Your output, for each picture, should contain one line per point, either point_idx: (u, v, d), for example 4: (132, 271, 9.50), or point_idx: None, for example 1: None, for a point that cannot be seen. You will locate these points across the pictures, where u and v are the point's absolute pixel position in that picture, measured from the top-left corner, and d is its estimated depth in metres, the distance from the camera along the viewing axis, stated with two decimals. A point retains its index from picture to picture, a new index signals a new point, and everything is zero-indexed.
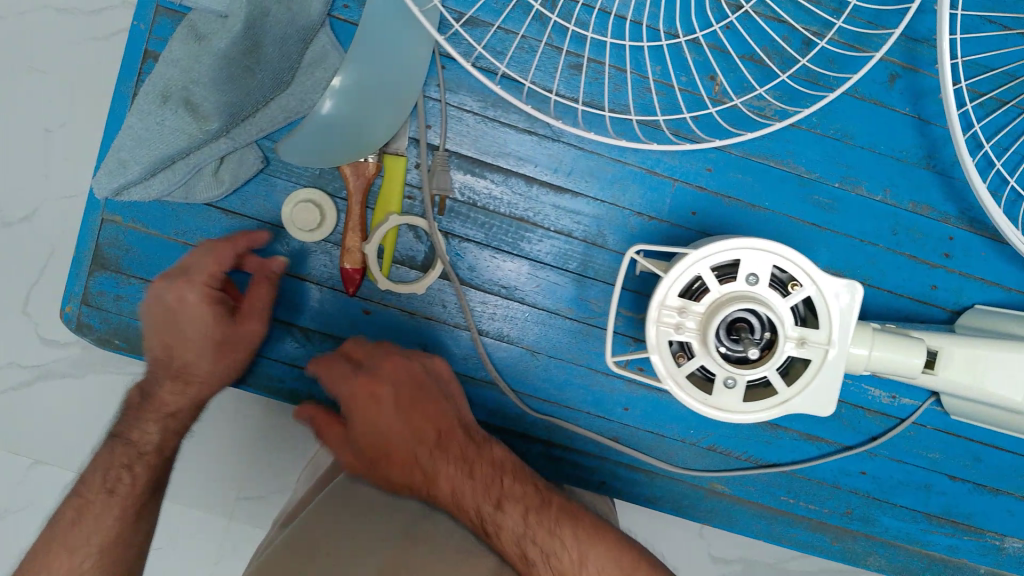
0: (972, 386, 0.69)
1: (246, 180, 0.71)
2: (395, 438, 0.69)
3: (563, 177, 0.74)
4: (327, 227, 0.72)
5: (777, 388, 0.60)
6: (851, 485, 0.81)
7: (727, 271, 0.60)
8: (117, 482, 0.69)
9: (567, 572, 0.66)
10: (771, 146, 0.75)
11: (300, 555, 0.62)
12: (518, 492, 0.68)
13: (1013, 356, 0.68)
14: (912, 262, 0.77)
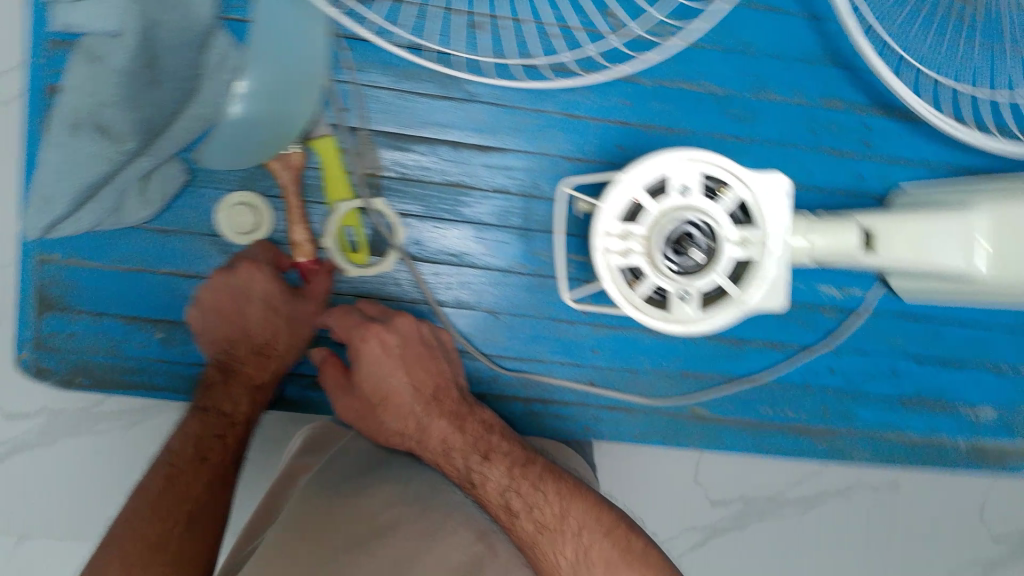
0: (914, 258, 0.71)
1: (176, 194, 0.71)
2: (394, 389, 0.75)
3: (488, 136, 0.75)
4: (265, 227, 0.73)
5: (729, 292, 0.61)
6: (821, 384, 0.83)
7: (661, 190, 0.63)
8: (209, 451, 0.71)
9: (548, 525, 0.69)
10: (680, 69, 0.78)
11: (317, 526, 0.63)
12: (506, 449, 0.72)
13: (949, 221, 0.71)
14: (835, 156, 0.81)
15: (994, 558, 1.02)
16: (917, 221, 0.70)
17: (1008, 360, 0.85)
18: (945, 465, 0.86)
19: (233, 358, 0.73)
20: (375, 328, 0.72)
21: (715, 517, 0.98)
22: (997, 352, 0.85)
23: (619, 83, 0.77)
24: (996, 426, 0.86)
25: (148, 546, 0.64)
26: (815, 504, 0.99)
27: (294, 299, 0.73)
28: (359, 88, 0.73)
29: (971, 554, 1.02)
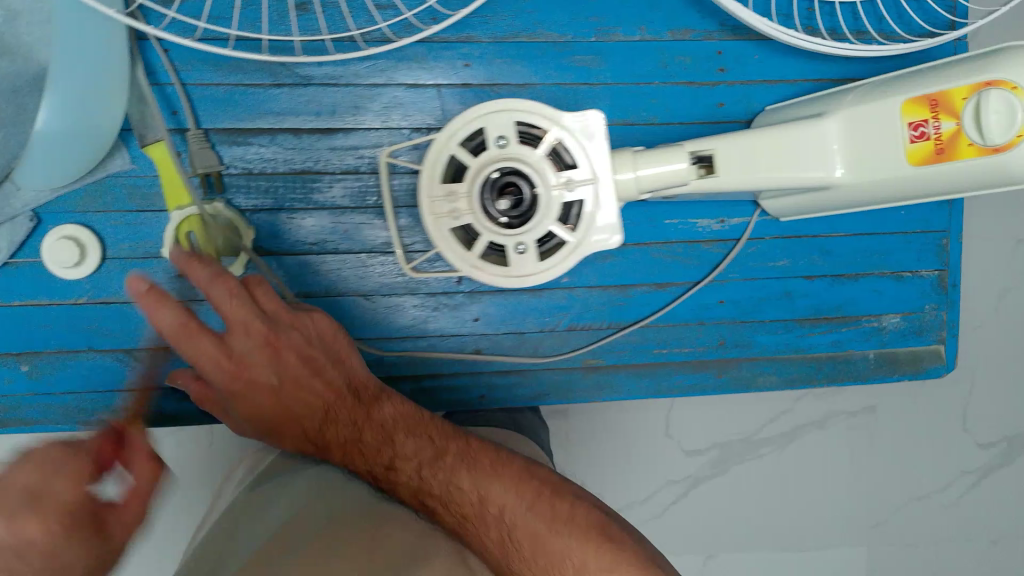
0: (761, 178, 0.67)
1: (26, 240, 0.72)
2: (277, 406, 0.63)
3: (328, 118, 0.74)
4: (91, 262, 0.71)
5: (565, 237, 0.61)
6: (715, 317, 0.82)
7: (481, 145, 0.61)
8: None
9: (468, 513, 0.58)
10: (516, 23, 0.76)
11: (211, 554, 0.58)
12: (412, 447, 0.62)
13: (799, 131, 0.68)
14: (690, 88, 0.78)
15: (982, 465, 1.05)
16: (761, 135, 0.67)
17: (905, 265, 0.84)
18: (854, 379, 0.85)
19: None
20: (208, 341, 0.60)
21: (694, 467, 1.00)
22: (889, 258, 0.83)
23: (454, 44, 0.75)
24: (902, 333, 0.85)
25: None
26: (795, 439, 1.01)
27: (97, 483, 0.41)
28: (185, 88, 0.71)
29: (961, 464, 1.05)
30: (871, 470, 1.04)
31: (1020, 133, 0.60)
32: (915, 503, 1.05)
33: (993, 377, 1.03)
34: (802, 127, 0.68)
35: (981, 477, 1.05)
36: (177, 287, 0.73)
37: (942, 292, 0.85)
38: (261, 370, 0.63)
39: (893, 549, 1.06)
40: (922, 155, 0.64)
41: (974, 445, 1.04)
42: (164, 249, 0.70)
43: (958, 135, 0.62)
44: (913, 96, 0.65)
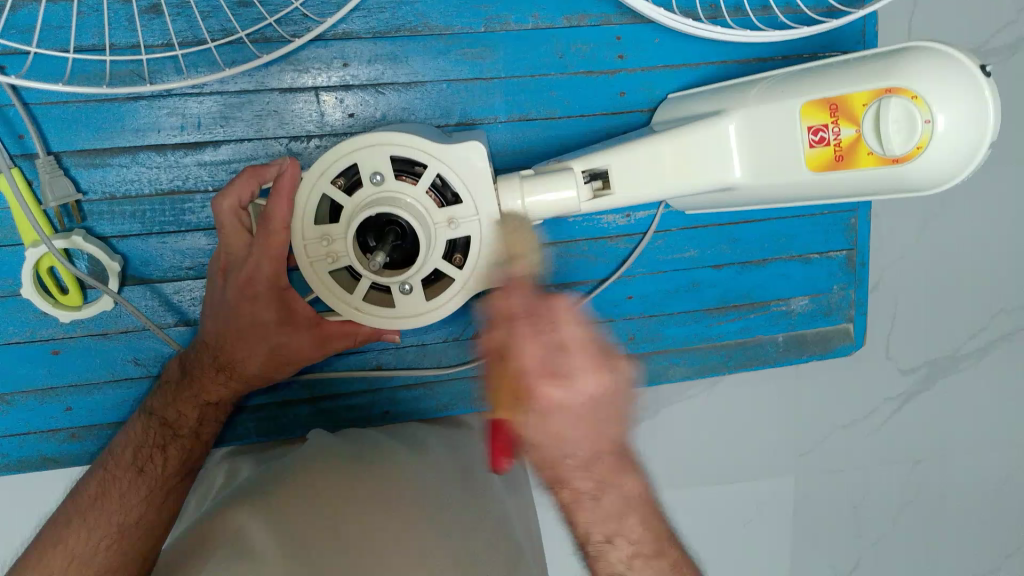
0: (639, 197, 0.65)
1: None
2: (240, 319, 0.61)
3: (194, 131, 0.67)
4: None
5: (451, 275, 0.57)
6: (623, 313, 0.80)
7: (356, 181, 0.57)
8: (147, 462, 0.62)
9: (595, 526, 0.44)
10: (398, 16, 0.69)
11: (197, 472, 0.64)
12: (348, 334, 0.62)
13: (698, 135, 0.64)
14: (589, 78, 0.74)
15: (907, 389, 0.95)
16: (657, 143, 0.64)
17: (813, 247, 0.82)
18: (763, 364, 0.85)
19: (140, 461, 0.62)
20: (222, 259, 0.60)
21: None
22: (796, 240, 0.82)
23: (330, 41, 0.68)
24: (810, 314, 0.85)
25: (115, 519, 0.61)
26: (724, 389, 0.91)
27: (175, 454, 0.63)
28: (27, 109, 0.64)
29: (884, 390, 0.95)
30: (801, 412, 0.93)
31: (919, 143, 0.57)
32: (843, 432, 0.95)
33: (949, 312, 0.94)
34: (702, 129, 0.64)
35: (906, 401, 0.96)
36: (47, 325, 0.69)
37: (850, 271, 0.84)
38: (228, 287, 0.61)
39: (828, 480, 0.95)
40: (822, 160, 0.61)
41: (899, 371, 0.94)
42: (25, 288, 0.65)
43: (858, 142, 0.60)
44: (812, 99, 0.61)
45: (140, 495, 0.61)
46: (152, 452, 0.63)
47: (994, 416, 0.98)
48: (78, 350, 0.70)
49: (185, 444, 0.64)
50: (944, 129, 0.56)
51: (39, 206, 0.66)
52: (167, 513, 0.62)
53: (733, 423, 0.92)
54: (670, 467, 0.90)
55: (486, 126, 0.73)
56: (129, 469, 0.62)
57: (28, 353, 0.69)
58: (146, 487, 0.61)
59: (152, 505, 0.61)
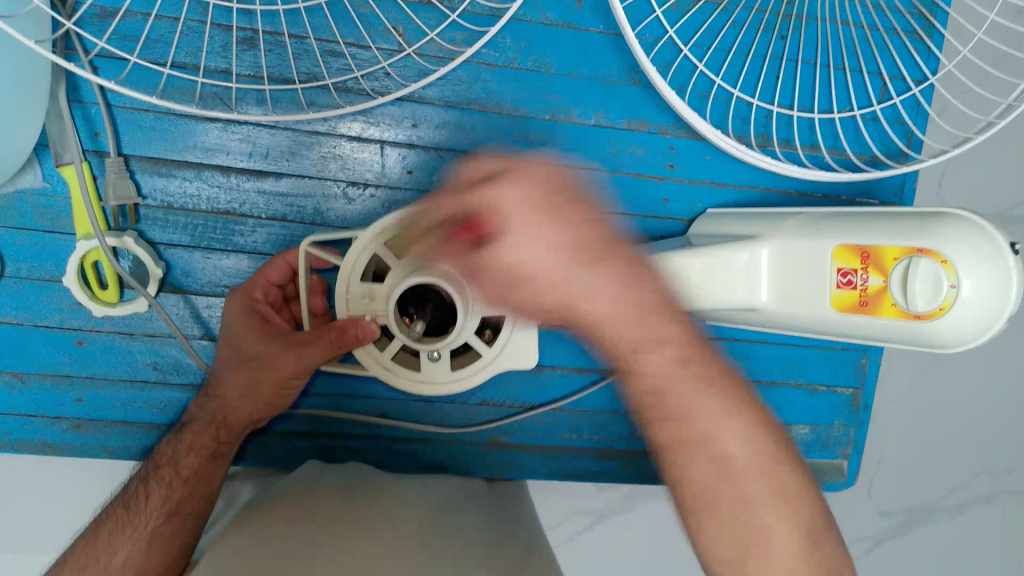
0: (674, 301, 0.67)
1: None
2: (235, 347, 0.64)
3: (260, 160, 0.70)
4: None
5: (480, 350, 0.59)
6: (628, 407, 0.82)
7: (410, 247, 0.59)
8: (133, 499, 0.61)
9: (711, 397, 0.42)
10: (472, 90, 0.73)
11: (189, 515, 0.60)
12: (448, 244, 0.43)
13: (722, 257, 0.68)
14: (638, 179, 0.77)
15: (877, 533, 0.96)
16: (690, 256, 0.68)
17: (822, 379, 0.84)
18: None
19: (129, 501, 0.61)
20: (237, 295, 0.66)
21: (603, 502, 0.86)
22: (807, 369, 0.84)
23: (406, 101, 0.72)
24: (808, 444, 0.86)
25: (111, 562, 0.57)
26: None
27: (161, 490, 0.61)
28: (109, 110, 0.67)
29: (858, 529, 0.96)
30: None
31: (942, 305, 0.59)
32: None
33: (932, 459, 0.95)
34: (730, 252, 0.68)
35: (876, 544, 0.97)
36: (78, 316, 0.71)
37: (853, 410, 0.86)
38: (230, 321, 0.65)
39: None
40: (846, 303, 0.64)
41: (876, 513, 0.96)
42: (69, 279, 0.67)
43: (884, 292, 0.62)
44: (847, 243, 0.64)
45: (127, 532, 0.58)
46: (136, 494, 0.61)
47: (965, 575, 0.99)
48: (100, 345, 0.71)
49: (169, 479, 0.61)
50: (969, 295, 0.59)
51: (99, 201, 0.68)
52: (158, 555, 0.57)
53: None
54: None
55: None
56: (116, 510, 0.60)
57: (53, 339, 0.71)
58: (131, 527, 0.58)
59: (138, 546, 0.57)
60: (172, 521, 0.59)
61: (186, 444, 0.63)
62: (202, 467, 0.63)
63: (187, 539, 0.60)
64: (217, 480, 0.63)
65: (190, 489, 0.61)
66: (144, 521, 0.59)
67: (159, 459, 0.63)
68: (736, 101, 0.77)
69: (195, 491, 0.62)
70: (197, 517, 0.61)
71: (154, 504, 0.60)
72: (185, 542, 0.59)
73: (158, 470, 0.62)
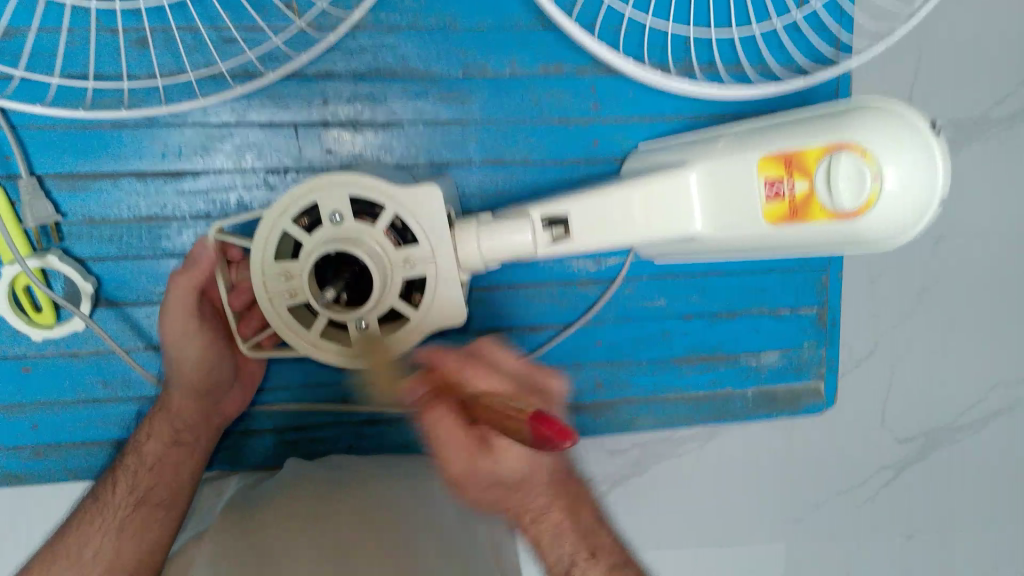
0: (606, 239, 0.65)
1: None
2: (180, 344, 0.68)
3: (175, 161, 0.70)
4: None
5: (407, 314, 0.59)
6: (591, 359, 0.81)
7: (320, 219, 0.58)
8: (104, 492, 0.67)
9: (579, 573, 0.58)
10: (378, 59, 0.72)
11: (153, 507, 0.67)
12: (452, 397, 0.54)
13: (642, 188, 0.65)
14: (563, 126, 0.76)
15: (901, 459, 0.95)
16: (625, 193, 0.65)
17: (785, 303, 0.83)
18: (733, 417, 0.85)
19: (100, 493, 0.67)
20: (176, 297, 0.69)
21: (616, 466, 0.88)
22: (767, 295, 0.82)
23: (312, 80, 0.71)
24: (781, 370, 0.85)
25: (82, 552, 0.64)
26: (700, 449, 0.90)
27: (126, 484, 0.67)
28: (15, 133, 0.67)
29: (866, 453, 0.94)
30: (783, 474, 0.92)
31: (867, 201, 0.58)
32: (832, 499, 0.94)
33: (921, 372, 0.93)
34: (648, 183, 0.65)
35: (900, 471, 0.95)
36: (20, 343, 0.70)
37: (822, 328, 0.84)
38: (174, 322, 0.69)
39: (817, 549, 0.95)
40: (778, 214, 0.62)
41: (894, 441, 0.94)
42: (1, 304, 0.67)
43: (811, 198, 0.60)
44: (770, 153, 0.62)
45: (98, 524, 0.65)
46: (107, 485, 0.68)
47: (975, 484, 0.97)
48: (47, 369, 0.71)
49: (135, 470, 0.68)
50: (892, 189, 0.57)
51: (19, 225, 0.67)
52: (126, 545, 0.64)
53: (710, 484, 0.91)
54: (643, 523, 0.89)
55: (459, 167, 0.75)
56: (89, 501, 0.67)
57: (0, 370, 0.70)
58: (100, 518, 0.65)
59: (107, 538, 0.64)
60: (138, 510, 0.66)
61: (148, 432, 0.69)
62: (163, 459, 0.69)
63: (156, 526, 0.67)
64: (179, 472, 0.69)
65: (156, 477, 0.68)
66: (111, 514, 0.66)
67: (125, 451, 0.69)
68: (650, 31, 0.75)
69: (158, 483, 0.68)
70: (165, 504, 0.68)
71: (121, 497, 0.67)
72: (154, 530, 0.66)
73: (123, 463, 0.68)
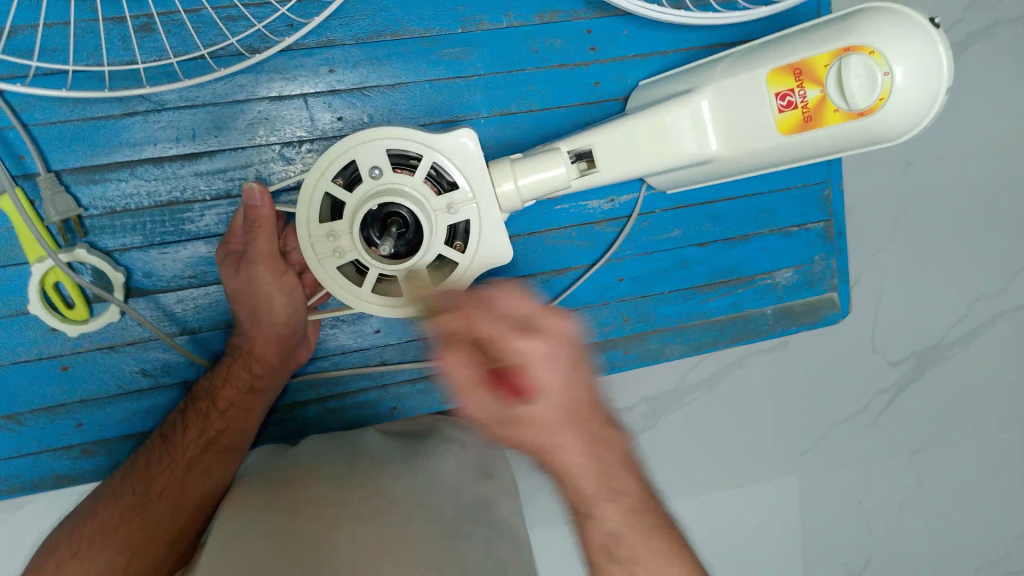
0: (629, 168, 0.67)
1: None
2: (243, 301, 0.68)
3: (190, 143, 0.70)
4: None
5: (455, 258, 0.60)
6: (615, 295, 0.83)
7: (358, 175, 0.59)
8: (174, 430, 0.68)
9: None
10: (378, 21, 0.72)
11: (223, 451, 0.68)
12: None
13: (655, 120, 0.67)
14: (564, 70, 0.77)
15: (897, 382, 0.99)
16: (633, 123, 0.67)
17: (791, 221, 0.86)
18: (756, 337, 0.88)
19: (170, 434, 0.68)
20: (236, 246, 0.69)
21: (630, 416, 0.91)
22: (776, 215, 0.85)
23: (316, 49, 0.71)
24: (795, 286, 0.88)
25: (152, 491, 0.65)
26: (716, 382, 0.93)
27: (198, 427, 0.68)
28: (27, 130, 0.66)
29: (866, 374, 0.98)
30: (795, 396, 0.96)
31: (879, 96, 0.61)
32: (834, 429, 0.98)
33: (915, 283, 0.97)
34: (658, 114, 0.67)
35: (893, 394, 0.99)
36: (55, 342, 0.70)
37: (829, 242, 0.87)
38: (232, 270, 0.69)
39: (827, 476, 0.99)
40: (791, 123, 0.65)
41: (885, 364, 0.98)
42: (32, 304, 0.67)
43: (823, 102, 0.63)
44: (778, 67, 0.64)
45: (167, 466, 0.66)
46: (174, 425, 0.68)
47: (971, 386, 1.02)
48: (85, 365, 0.71)
49: (206, 411, 0.68)
50: (903, 82, 0.60)
51: (42, 223, 0.68)
52: (194, 488, 0.66)
53: (722, 415, 0.94)
54: (663, 474, 0.92)
55: (470, 122, 0.76)
56: (160, 442, 0.67)
57: (36, 371, 0.70)
58: (169, 458, 0.66)
59: (178, 478, 0.66)
60: (209, 455, 0.68)
61: (224, 377, 0.69)
62: (232, 402, 0.69)
63: (222, 471, 0.68)
64: (251, 413, 0.70)
65: (226, 422, 0.69)
66: (183, 458, 0.67)
67: (196, 391, 0.69)
68: None
69: (226, 427, 0.69)
70: (232, 451, 0.69)
71: (193, 440, 0.67)
72: (220, 477, 0.68)
73: (193, 405, 0.69)
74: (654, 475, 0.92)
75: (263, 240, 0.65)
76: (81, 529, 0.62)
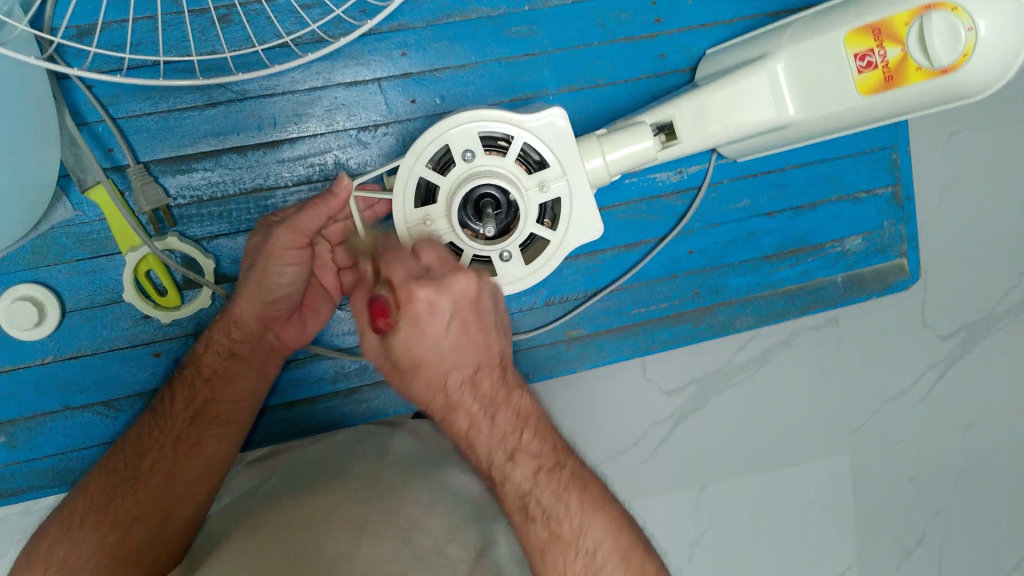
0: (707, 138, 0.67)
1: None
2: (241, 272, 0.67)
3: (271, 130, 0.71)
4: (48, 325, 0.69)
5: (547, 236, 0.60)
6: (686, 268, 0.83)
7: (449, 160, 0.60)
8: (162, 403, 0.68)
9: (565, 539, 0.55)
10: (447, 3, 0.73)
11: (211, 420, 0.67)
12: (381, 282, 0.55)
13: (730, 90, 0.67)
14: (630, 44, 0.78)
15: (949, 355, 0.98)
16: (708, 93, 0.67)
17: (860, 186, 0.85)
18: (827, 305, 0.87)
19: (161, 405, 0.68)
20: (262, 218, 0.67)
21: (677, 405, 0.91)
22: (844, 181, 0.85)
23: (390, 33, 0.72)
24: (866, 253, 0.87)
25: (140, 464, 0.64)
26: (772, 358, 0.93)
27: (186, 396, 0.68)
28: (116, 123, 0.68)
29: (924, 346, 0.97)
30: (857, 368, 0.96)
31: (964, 51, 0.60)
32: (888, 407, 0.97)
33: (977, 250, 0.97)
34: (732, 82, 0.67)
35: (949, 367, 0.98)
36: (147, 329, 0.72)
37: (899, 207, 0.87)
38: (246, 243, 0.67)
39: (885, 452, 0.98)
40: (872, 84, 0.64)
41: (937, 338, 0.97)
42: (127, 292, 0.69)
43: (905, 60, 0.62)
44: (853, 28, 0.64)
45: (154, 437, 0.66)
46: (163, 398, 0.68)
47: None
48: (176, 351, 0.72)
49: (191, 380, 0.68)
50: (986, 36, 0.60)
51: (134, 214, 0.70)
52: (184, 459, 0.65)
53: (783, 388, 0.94)
54: (725, 450, 0.93)
55: (539, 98, 0.76)
56: (150, 416, 0.67)
57: (130, 357, 0.72)
58: (157, 430, 0.66)
59: (165, 449, 0.65)
60: (197, 425, 0.67)
61: (205, 343, 0.69)
62: (219, 370, 0.68)
63: (211, 441, 0.67)
64: (237, 378, 0.69)
65: (212, 391, 0.68)
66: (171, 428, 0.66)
67: (188, 363, 0.69)
68: None
69: (212, 395, 0.68)
70: (222, 420, 0.68)
71: (180, 410, 0.67)
72: (209, 449, 0.66)
73: (184, 377, 0.69)
74: (716, 457, 0.93)
75: (304, 212, 0.60)
76: (74, 505, 0.62)
